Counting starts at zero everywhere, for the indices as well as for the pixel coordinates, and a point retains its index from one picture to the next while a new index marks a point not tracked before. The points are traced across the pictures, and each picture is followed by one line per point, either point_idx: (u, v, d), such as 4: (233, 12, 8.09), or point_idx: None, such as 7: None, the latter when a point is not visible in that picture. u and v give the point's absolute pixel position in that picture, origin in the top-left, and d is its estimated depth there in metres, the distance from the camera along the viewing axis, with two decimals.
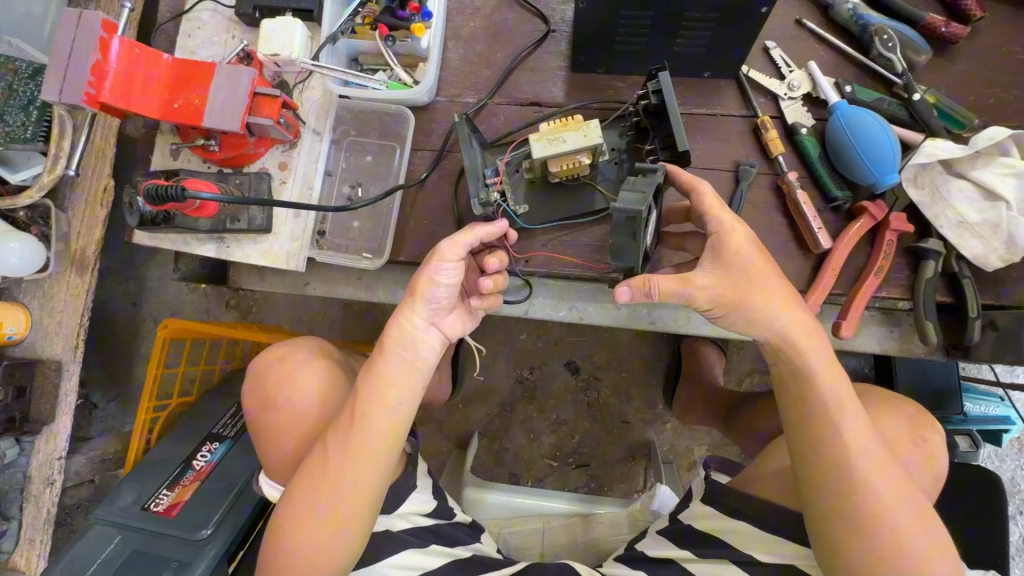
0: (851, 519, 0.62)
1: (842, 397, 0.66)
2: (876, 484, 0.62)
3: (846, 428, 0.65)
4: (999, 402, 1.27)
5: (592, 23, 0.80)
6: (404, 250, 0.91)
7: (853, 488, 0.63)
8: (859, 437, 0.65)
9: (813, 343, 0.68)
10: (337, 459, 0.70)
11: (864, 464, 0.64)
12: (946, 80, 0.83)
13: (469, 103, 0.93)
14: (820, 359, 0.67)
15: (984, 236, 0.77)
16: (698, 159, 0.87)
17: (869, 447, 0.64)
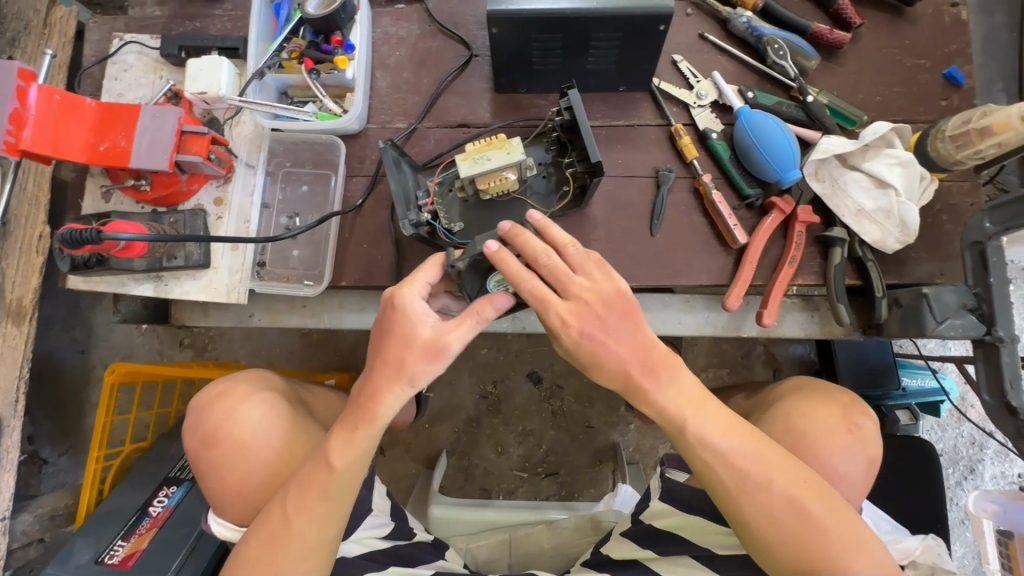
0: (763, 514, 0.65)
1: (711, 425, 0.67)
2: (776, 479, 0.65)
3: (720, 454, 0.66)
4: (931, 376, 1.35)
5: (507, 47, 0.84)
6: (345, 275, 0.93)
7: (745, 505, 0.66)
8: (737, 458, 0.66)
9: (666, 378, 0.67)
10: (300, 525, 0.71)
11: (749, 482, 0.66)
12: (836, 81, 0.91)
13: (399, 129, 0.96)
14: (676, 398, 0.67)
15: (880, 221, 0.83)
16: (621, 168, 0.92)
17: (749, 464, 0.66)
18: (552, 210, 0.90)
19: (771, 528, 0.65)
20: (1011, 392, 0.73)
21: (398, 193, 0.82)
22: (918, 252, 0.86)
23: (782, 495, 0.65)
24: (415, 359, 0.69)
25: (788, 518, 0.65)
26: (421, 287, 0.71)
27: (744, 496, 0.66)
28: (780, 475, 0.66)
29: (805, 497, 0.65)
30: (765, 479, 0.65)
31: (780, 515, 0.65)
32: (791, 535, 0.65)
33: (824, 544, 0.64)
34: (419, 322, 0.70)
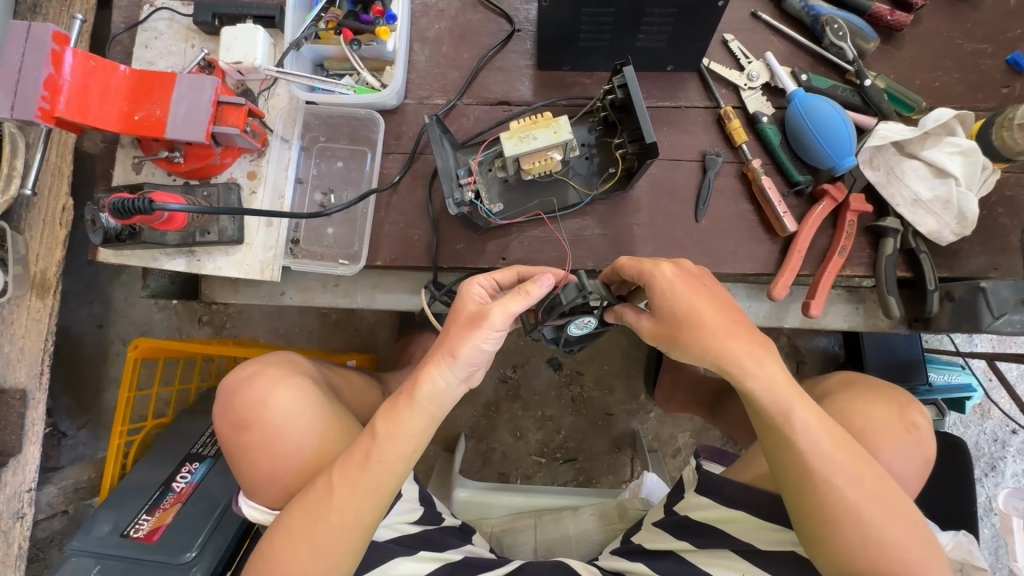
0: (837, 512, 0.66)
1: (812, 415, 0.68)
2: (852, 473, 0.67)
3: (817, 444, 0.67)
4: (959, 372, 1.33)
5: (556, 21, 0.81)
6: (380, 255, 0.91)
7: (839, 498, 0.66)
8: (828, 447, 0.67)
9: (763, 360, 0.69)
10: (339, 497, 0.73)
11: (843, 475, 0.66)
12: (894, 65, 0.87)
13: (438, 105, 0.93)
14: (774, 380, 0.69)
15: (936, 212, 0.81)
16: (666, 151, 0.90)
17: (842, 458, 0.67)
18: (596, 193, 0.88)
19: (852, 525, 0.66)
20: None
21: (445, 169, 0.84)
22: (973, 244, 0.84)
23: (871, 494, 0.66)
24: (459, 329, 0.72)
25: (875, 516, 0.66)
26: (486, 279, 0.79)
27: (837, 489, 0.66)
28: (868, 471, 0.67)
29: (883, 495, 0.67)
30: (849, 476, 0.66)
31: (869, 514, 0.66)
32: (872, 535, 0.65)
33: (900, 547, 0.65)
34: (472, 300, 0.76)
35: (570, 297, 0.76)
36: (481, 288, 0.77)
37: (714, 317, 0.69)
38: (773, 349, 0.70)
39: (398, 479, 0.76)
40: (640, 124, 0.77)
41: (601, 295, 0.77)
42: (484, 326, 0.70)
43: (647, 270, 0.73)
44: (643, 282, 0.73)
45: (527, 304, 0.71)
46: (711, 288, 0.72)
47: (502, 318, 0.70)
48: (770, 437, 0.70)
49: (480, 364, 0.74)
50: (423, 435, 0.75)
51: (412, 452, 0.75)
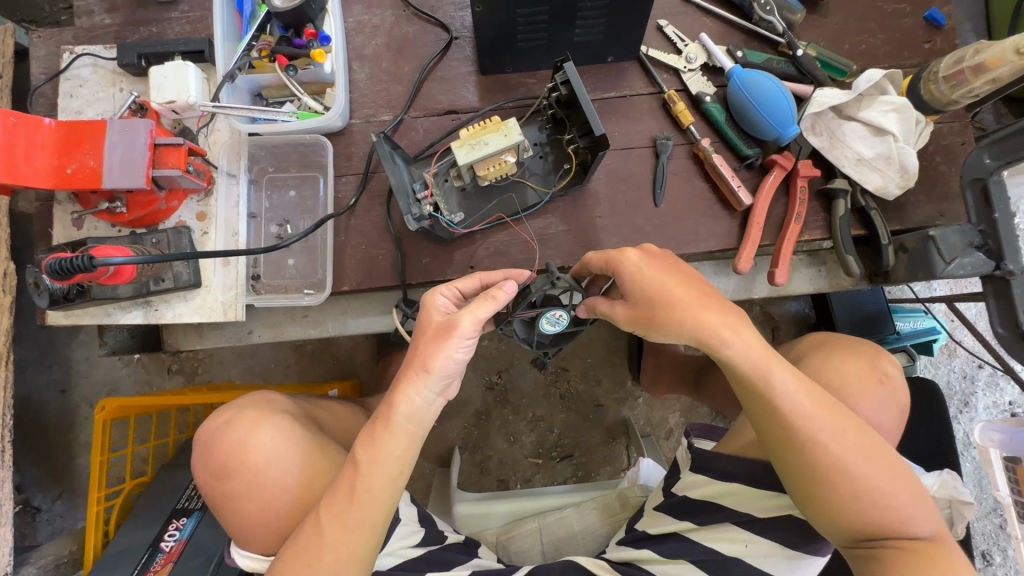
0: (825, 468, 0.67)
1: (791, 375, 0.69)
2: (834, 429, 0.68)
3: (798, 404, 0.68)
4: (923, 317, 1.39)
5: (492, 24, 0.81)
6: (346, 280, 0.89)
7: (825, 455, 0.67)
8: (807, 406, 0.68)
9: (739, 329, 0.70)
10: (331, 535, 0.71)
11: (826, 432, 0.68)
12: (822, 33, 0.90)
13: (385, 121, 0.92)
14: (750, 346, 0.70)
15: (880, 169, 0.84)
16: (617, 141, 0.91)
17: (823, 415, 0.68)
18: (554, 190, 0.89)
19: (842, 478, 0.67)
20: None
21: (401, 186, 0.81)
22: (917, 196, 0.87)
23: (854, 447, 0.68)
24: (429, 340, 0.74)
25: (860, 468, 0.67)
26: (449, 289, 0.81)
27: (822, 446, 0.67)
28: (848, 424, 0.69)
29: (865, 446, 0.68)
30: (832, 433, 0.68)
31: (856, 467, 0.67)
32: (863, 487, 0.67)
33: (890, 496, 0.66)
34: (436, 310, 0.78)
35: (540, 287, 0.79)
36: (445, 299, 0.79)
37: (683, 293, 0.70)
38: (746, 318, 0.71)
39: (390, 505, 0.74)
40: (588, 118, 0.77)
41: (570, 284, 0.80)
42: (456, 334, 0.73)
43: (613, 258, 0.75)
44: (612, 270, 0.75)
45: (495, 308, 0.74)
46: (677, 267, 0.74)
47: (472, 325, 0.73)
48: (752, 403, 0.71)
49: (457, 375, 0.75)
50: (407, 456, 0.74)
51: (400, 474, 0.74)
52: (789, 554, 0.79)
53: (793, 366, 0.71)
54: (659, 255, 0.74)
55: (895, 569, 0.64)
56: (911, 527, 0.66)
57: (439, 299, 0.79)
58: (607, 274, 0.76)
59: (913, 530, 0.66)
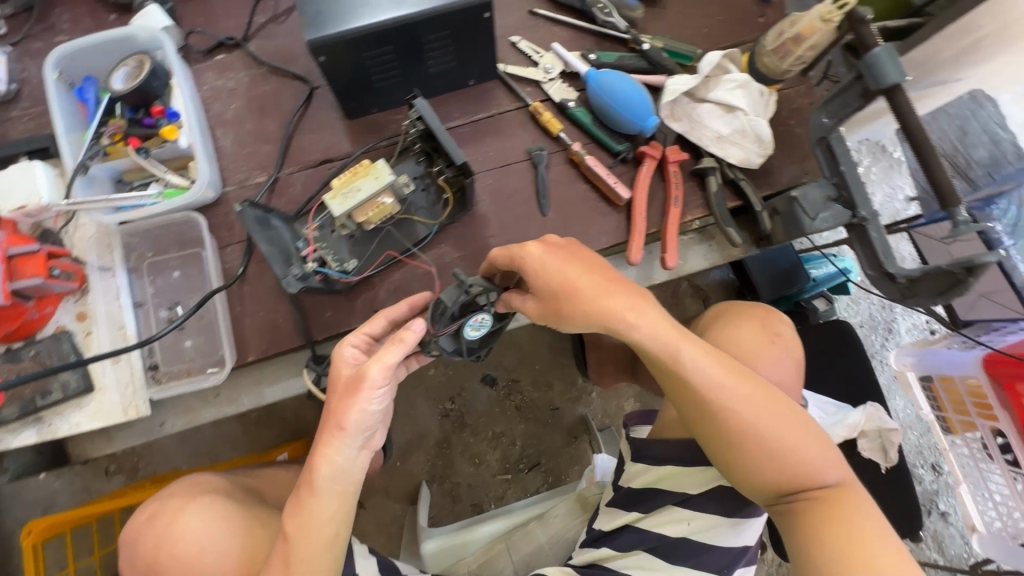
0: (737, 434, 0.68)
1: (698, 349, 0.69)
2: (742, 395, 0.69)
3: (709, 376, 0.69)
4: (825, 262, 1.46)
5: (341, 70, 0.81)
6: (250, 350, 0.87)
7: (738, 421, 0.68)
8: (716, 377, 0.69)
9: (643, 311, 0.68)
10: None
11: (736, 399, 0.68)
12: (665, 22, 0.95)
13: (260, 183, 0.90)
14: (657, 327, 0.69)
15: (739, 142, 0.88)
16: (495, 160, 0.93)
17: (732, 383, 0.69)
18: (442, 221, 0.89)
19: (756, 444, 0.68)
20: (887, 262, 0.78)
21: (273, 248, 0.77)
22: (780, 159, 0.93)
23: (764, 410, 0.69)
24: (342, 396, 0.73)
25: (770, 429, 0.68)
26: (357, 336, 0.77)
27: (734, 413, 0.68)
28: (757, 388, 0.70)
29: (773, 407, 0.69)
30: (740, 399, 0.69)
31: (768, 430, 0.68)
32: (775, 448, 0.68)
33: (799, 452, 0.68)
34: (344, 363, 0.75)
35: (452, 300, 0.75)
36: (354, 348, 0.77)
37: (586, 284, 0.67)
38: (654, 299, 0.69)
39: (332, 567, 0.74)
40: (446, 148, 0.77)
41: (480, 287, 0.77)
42: (365, 387, 0.72)
43: (516, 254, 0.69)
44: (517, 267, 0.69)
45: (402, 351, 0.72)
46: (582, 255, 0.70)
47: (380, 374, 0.72)
48: (664, 378, 0.71)
49: (376, 425, 0.74)
50: (340, 517, 0.73)
51: (336, 535, 0.74)
52: (730, 521, 0.82)
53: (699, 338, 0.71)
54: (561, 246, 0.69)
55: (808, 521, 0.68)
56: (821, 479, 0.68)
57: (348, 350, 0.76)
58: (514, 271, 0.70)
59: (823, 480, 0.69)
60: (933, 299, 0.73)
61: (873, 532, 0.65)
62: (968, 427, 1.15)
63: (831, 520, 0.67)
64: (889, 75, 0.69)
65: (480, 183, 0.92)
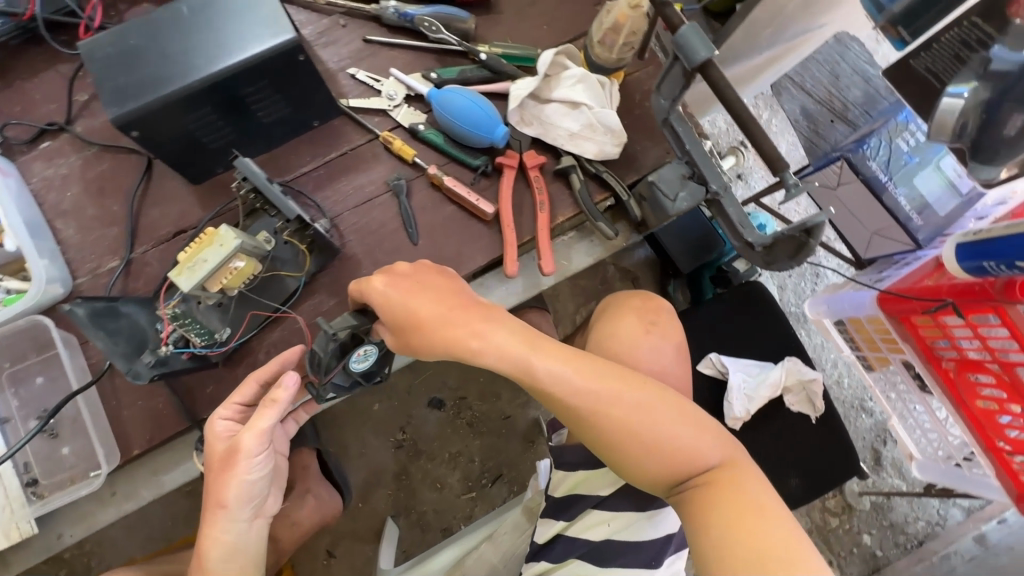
0: (610, 431, 0.70)
1: (555, 359, 0.71)
2: (608, 393, 0.71)
3: (569, 383, 0.70)
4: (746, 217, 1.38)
5: (164, 139, 0.78)
6: (134, 443, 0.83)
7: (607, 419, 0.70)
8: (578, 382, 0.70)
9: (489, 333, 0.70)
10: None
11: (601, 399, 0.70)
12: (502, 28, 0.94)
13: (113, 268, 0.86)
14: (507, 345, 0.70)
15: (592, 136, 0.88)
16: (355, 197, 0.90)
17: (595, 384, 0.71)
18: (310, 270, 0.86)
19: (630, 436, 0.70)
20: (745, 232, 0.76)
21: (113, 344, 0.72)
22: (641, 143, 0.92)
23: (632, 403, 0.71)
24: (218, 473, 0.73)
25: (641, 421, 0.70)
26: (228, 407, 0.76)
27: (601, 413, 0.70)
28: (622, 383, 0.71)
29: (642, 399, 0.71)
30: (606, 397, 0.70)
31: (637, 422, 0.70)
32: (646, 440, 0.70)
33: (673, 436, 0.70)
34: (217, 438, 0.75)
35: (323, 348, 0.71)
36: (225, 420, 0.76)
37: (433, 311, 0.69)
38: (500, 313, 0.72)
39: None
40: (276, 203, 0.76)
41: (350, 324, 0.73)
42: (240, 459, 0.72)
43: (363, 287, 0.71)
44: (364, 297, 0.71)
45: (276, 414, 0.72)
46: (433, 285, 0.71)
47: (255, 441, 0.72)
48: (533, 391, 0.73)
49: (262, 490, 0.76)
50: None
51: None
52: (646, 513, 0.84)
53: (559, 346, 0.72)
54: (406, 277, 0.71)
55: (693, 506, 0.69)
56: (700, 458, 0.70)
57: (221, 423, 0.76)
58: (365, 302, 0.72)
59: (702, 459, 0.70)
60: (790, 262, 0.73)
61: (753, 509, 0.66)
62: (884, 362, 1.17)
63: (715, 498, 0.68)
64: (698, 52, 0.68)
65: (343, 224, 0.89)
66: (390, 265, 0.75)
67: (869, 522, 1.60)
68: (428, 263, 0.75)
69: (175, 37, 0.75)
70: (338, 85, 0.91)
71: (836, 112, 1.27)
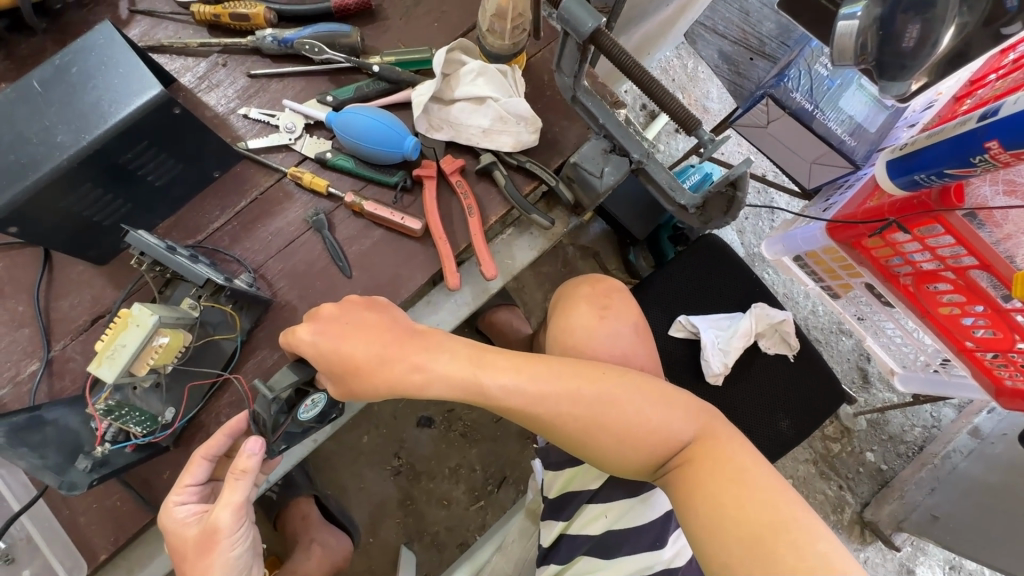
0: (578, 430, 0.69)
1: (505, 372, 0.70)
2: (566, 393, 0.69)
3: (525, 393, 0.69)
4: (693, 169, 1.29)
5: (50, 223, 0.72)
6: (99, 548, 0.77)
7: (571, 420, 0.69)
8: (534, 388, 0.69)
9: (431, 362, 0.70)
10: None
11: (560, 400, 0.69)
12: (391, 37, 0.90)
13: (33, 371, 0.79)
14: (451, 371, 0.70)
15: (506, 128, 0.84)
16: (276, 240, 0.85)
17: (550, 386, 0.69)
18: (244, 327, 0.81)
19: (598, 431, 0.68)
20: (676, 195, 0.76)
21: (39, 460, 0.66)
22: (558, 123, 0.89)
23: (594, 396, 0.69)
24: (195, 562, 0.66)
25: (606, 413, 0.68)
26: (186, 491, 0.70)
27: (564, 414, 0.69)
28: (578, 377, 0.70)
29: (603, 389, 0.69)
30: (565, 396, 0.69)
31: (603, 415, 0.68)
32: (617, 430, 0.68)
33: (643, 420, 0.69)
34: (184, 526, 0.68)
35: (265, 410, 0.68)
36: (187, 506, 0.70)
37: (368, 354, 0.68)
38: (440, 337, 0.72)
39: None
40: (186, 271, 0.72)
41: (291, 381, 0.70)
42: (221, 539, 0.66)
43: (290, 340, 0.68)
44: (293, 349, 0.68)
45: (249, 483, 0.66)
46: (369, 320, 0.70)
47: (233, 516, 0.66)
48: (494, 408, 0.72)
49: (248, 564, 0.70)
50: None
51: None
52: (639, 497, 0.83)
53: (507, 357, 0.71)
54: (335, 321, 0.69)
55: (679, 488, 0.67)
56: (674, 436, 0.69)
57: (184, 509, 0.69)
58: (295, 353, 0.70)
59: (677, 436, 0.69)
60: (725, 219, 0.76)
61: (736, 478, 0.64)
62: (847, 288, 1.18)
63: (697, 473, 0.66)
64: (585, 23, 0.65)
65: (269, 272, 0.84)
66: (314, 308, 0.72)
67: (870, 440, 1.60)
68: (358, 299, 0.73)
69: (32, 115, 0.70)
70: (231, 128, 0.86)
71: (753, 49, 1.25)
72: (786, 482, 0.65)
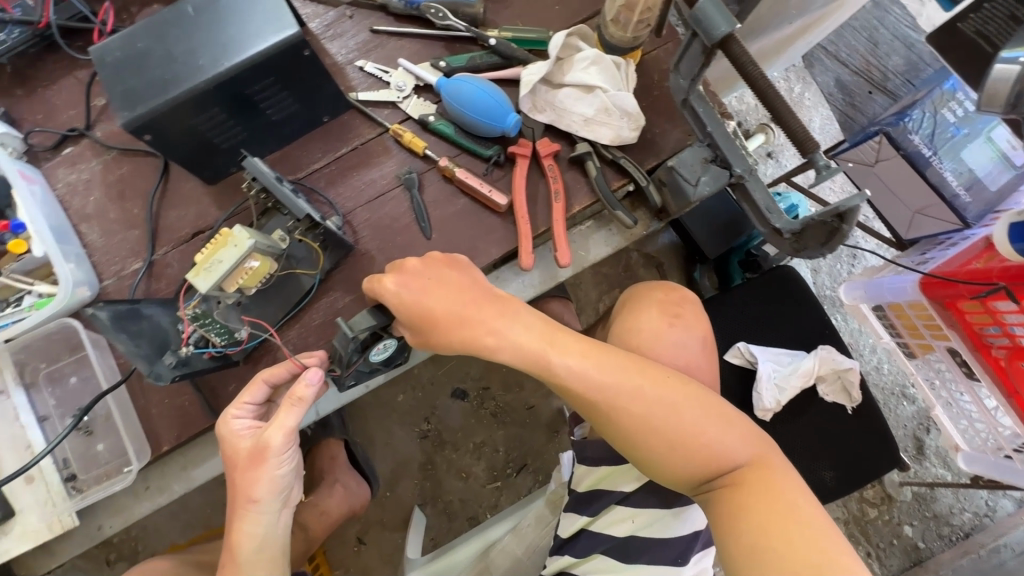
0: (632, 427, 0.69)
1: (572, 355, 0.71)
2: (627, 387, 0.69)
3: (589, 378, 0.69)
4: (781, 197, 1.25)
5: (177, 139, 0.78)
6: (163, 440, 0.84)
7: (628, 414, 0.69)
8: (598, 376, 0.69)
9: (502, 331, 0.71)
10: None
11: (622, 393, 0.69)
12: (512, 14, 0.91)
13: (136, 269, 0.87)
14: (521, 342, 0.71)
15: (607, 121, 0.84)
16: (368, 190, 0.88)
17: (614, 378, 0.69)
18: (325, 267, 0.85)
19: (652, 432, 0.68)
20: (772, 218, 0.73)
21: (134, 346, 0.72)
22: (659, 125, 0.88)
23: (656, 397, 0.69)
24: (246, 471, 0.71)
25: (663, 417, 0.68)
26: (245, 407, 0.75)
27: (622, 407, 0.69)
28: (643, 376, 0.70)
29: (666, 392, 0.69)
30: (627, 390, 0.69)
31: (660, 418, 0.68)
32: (671, 435, 0.68)
33: (698, 433, 0.68)
34: (239, 438, 0.73)
35: (343, 344, 0.71)
36: (243, 420, 0.74)
37: (445, 312, 0.70)
38: (515, 308, 0.73)
39: None
40: (288, 202, 0.76)
41: (369, 326, 0.71)
42: (269, 457, 0.70)
43: (375, 288, 0.71)
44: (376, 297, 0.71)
45: (303, 411, 0.71)
46: (448, 279, 0.72)
47: (284, 438, 0.70)
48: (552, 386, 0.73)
49: (289, 485, 0.75)
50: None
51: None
52: (672, 511, 0.81)
53: (577, 341, 0.72)
54: (423, 274, 0.71)
55: (722, 508, 0.66)
56: (727, 457, 0.67)
57: (241, 423, 0.74)
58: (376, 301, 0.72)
59: (730, 458, 0.67)
60: (820, 251, 0.72)
61: (786, 514, 0.63)
62: (927, 350, 1.11)
63: (746, 500, 0.65)
64: (719, 27, 0.64)
65: (356, 220, 0.88)
66: (400, 262, 0.74)
67: (911, 514, 1.51)
68: (439, 256, 0.75)
69: (182, 37, 0.76)
70: (347, 77, 0.90)
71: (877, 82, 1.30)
72: (838, 531, 0.63)
